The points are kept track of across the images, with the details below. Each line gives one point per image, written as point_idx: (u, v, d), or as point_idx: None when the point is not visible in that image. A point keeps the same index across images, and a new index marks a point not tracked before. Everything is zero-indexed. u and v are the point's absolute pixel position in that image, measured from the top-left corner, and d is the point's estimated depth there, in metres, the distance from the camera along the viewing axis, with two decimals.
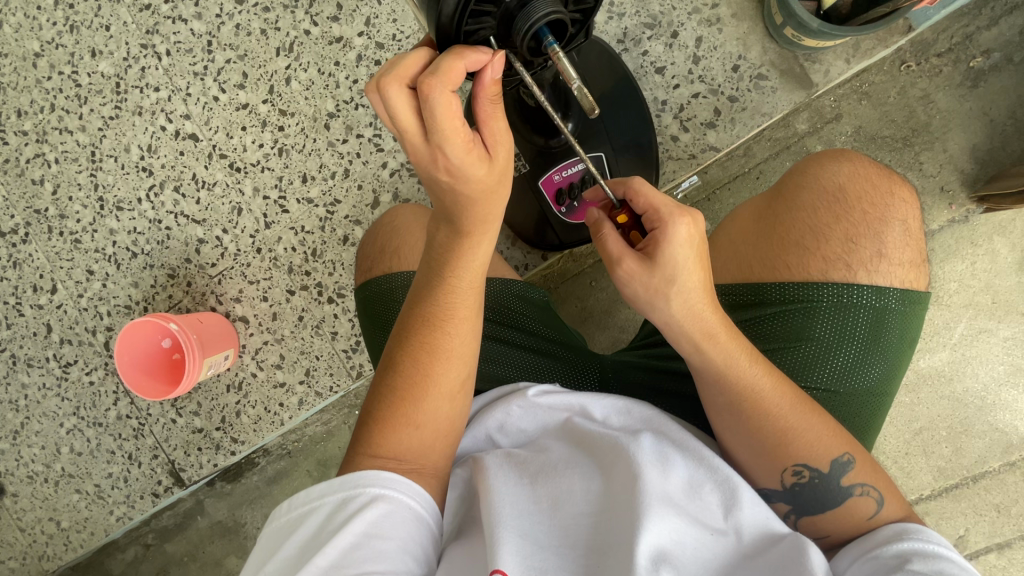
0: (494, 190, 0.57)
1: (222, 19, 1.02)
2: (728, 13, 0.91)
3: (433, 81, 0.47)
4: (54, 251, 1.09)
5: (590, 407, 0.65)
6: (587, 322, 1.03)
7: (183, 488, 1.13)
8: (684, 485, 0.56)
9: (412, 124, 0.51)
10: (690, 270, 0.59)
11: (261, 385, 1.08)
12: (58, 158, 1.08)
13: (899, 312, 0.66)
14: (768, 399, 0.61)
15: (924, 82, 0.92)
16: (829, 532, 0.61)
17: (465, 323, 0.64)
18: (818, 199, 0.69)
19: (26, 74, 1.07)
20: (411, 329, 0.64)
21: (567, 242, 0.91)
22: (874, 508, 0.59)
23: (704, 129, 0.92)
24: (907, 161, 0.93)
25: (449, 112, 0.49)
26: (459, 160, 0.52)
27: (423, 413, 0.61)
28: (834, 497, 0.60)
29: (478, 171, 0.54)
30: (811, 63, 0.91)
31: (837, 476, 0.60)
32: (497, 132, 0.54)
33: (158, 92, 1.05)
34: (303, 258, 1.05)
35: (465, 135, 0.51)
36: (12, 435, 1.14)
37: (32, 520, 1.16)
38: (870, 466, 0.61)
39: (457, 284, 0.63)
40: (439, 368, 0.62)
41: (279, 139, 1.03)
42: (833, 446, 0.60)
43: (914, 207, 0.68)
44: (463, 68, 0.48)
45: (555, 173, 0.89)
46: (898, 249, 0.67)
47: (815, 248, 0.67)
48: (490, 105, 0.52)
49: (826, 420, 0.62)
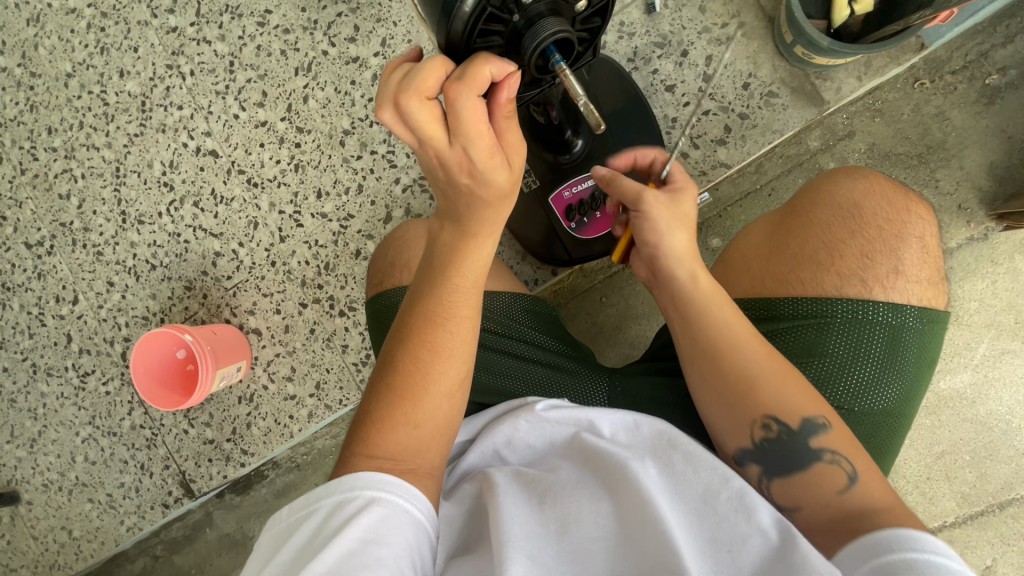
0: (509, 200, 0.59)
1: (244, 40, 1.05)
2: (737, 32, 0.91)
3: (460, 86, 0.48)
4: (77, 264, 1.13)
5: (598, 421, 0.63)
6: (597, 337, 1.02)
7: (192, 500, 1.14)
8: (698, 509, 0.55)
9: (437, 135, 0.52)
10: (680, 201, 0.67)
11: (271, 397, 1.09)
12: (84, 173, 1.12)
13: (916, 331, 0.65)
14: (747, 341, 0.61)
15: (939, 99, 0.91)
16: (802, 504, 0.58)
17: (465, 326, 0.64)
18: (833, 215, 0.68)
19: (58, 93, 1.12)
20: (411, 329, 0.64)
21: (575, 258, 0.92)
22: (846, 479, 0.56)
23: (714, 146, 0.91)
24: (922, 179, 0.92)
25: (477, 115, 0.50)
26: (482, 165, 0.53)
27: (422, 412, 0.61)
28: (803, 460, 0.58)
29: (500, 176, 0.55)
30: (822, 81, 0.90)
31: (807, 437, 0.58)
32: (513, 144, 0.56)
33: (181, 111, 1.08)
34: (315, 272, 1.06)
35: (489, 138, 0.52)
36: (30, 442, 1.18)
37: (45, 528, 1.19)
38: (848, 440, 0.58)
39: (459, 286, 0.63)
40: (438, 369, 0.62)
41: (296, 156, 1.06)
42: (808, 409, 0.59)
43: (932, 224, 0.68)
44: (489, 72, 0.49)
45: (564, 189, 0.89)
46: (915, 266, 0.66)
47: (830, 265, 0.66)
48: (505, 121, 0.55)
49: (802, 382, 0.60)
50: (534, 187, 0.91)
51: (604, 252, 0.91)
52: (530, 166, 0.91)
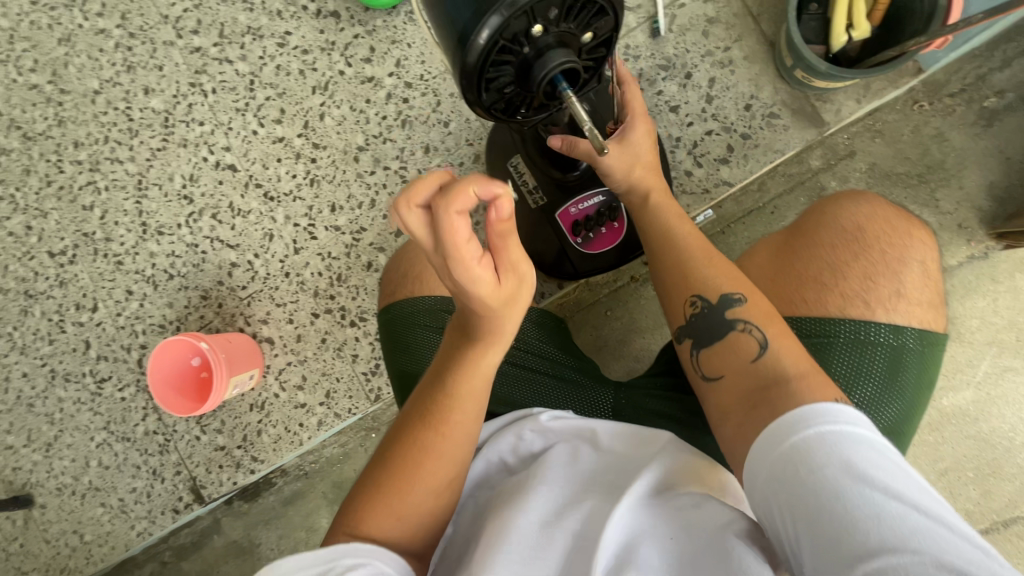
0: (504, 309, 0.58)
1: (264, 60, 1.10)
2: (740, 55, 0.93)
3: (442, 201, 0.49)
4: (98, 272, 1.17)
5: (601, 434, 0.67)
6: (602, 350, 1.04)
7: (202, 506, 1.16)
8: (687, 514, 0.56)
9: (425, 239, 0.53)
10: (631, 143, 0.77)
11: (282, 405, 1.11)
12: (108, 186, 1.17)
13: (916, 352, 0.66)
14: (687, 244, 0.73)
15: (937, 121, 0.93)
16: (722, 374, 0.64)
17: (461, 431, 0.62)
18: (836, 238, 0.70)
19: (85, 108, 1.17)
20: (410, 420, 0.63)
21: (581, 271, 0.94)
22: (758, 346, 0.63)
23: (717, 165, 0.93)
24: (923, 198, 0.93)
25: (456, 231, 0.50)
26: (462, 274, 0.53)
27: (408, 504, 0.59)
28: (718, 331, 0.66)
29: (484, 289, 0.54)
30: (821, 103, 0.92)
31: (723, 310, 0.66)
32: (511, 259, 0.55)
33: (202, 126, 1.12)
34: (328, 283, 1.09)
35: (472, 253, 0.52)
36: (46, 447, 1.21)
37: (57, 532, 1.21)
38: (765, 313, 0.64)
39: (460, 393, 0.62)
40: (427, 469, 0.60)
41: (311, 171, 1.09)
42: (728, 287, 0.67)
43: (933, 248, 0.70)
44: (473, 193, 0.49)
45: (571, 206, 0.91)
46: (917, 289, 0.67)
47: (833, 285, 0.68)
48: (501, 236, 0.54)
49: (726, 266, 0.69)
50: (541, 202, 0.93)
51: (607, 266, 0.94)
52: (537, 183, 0.92)
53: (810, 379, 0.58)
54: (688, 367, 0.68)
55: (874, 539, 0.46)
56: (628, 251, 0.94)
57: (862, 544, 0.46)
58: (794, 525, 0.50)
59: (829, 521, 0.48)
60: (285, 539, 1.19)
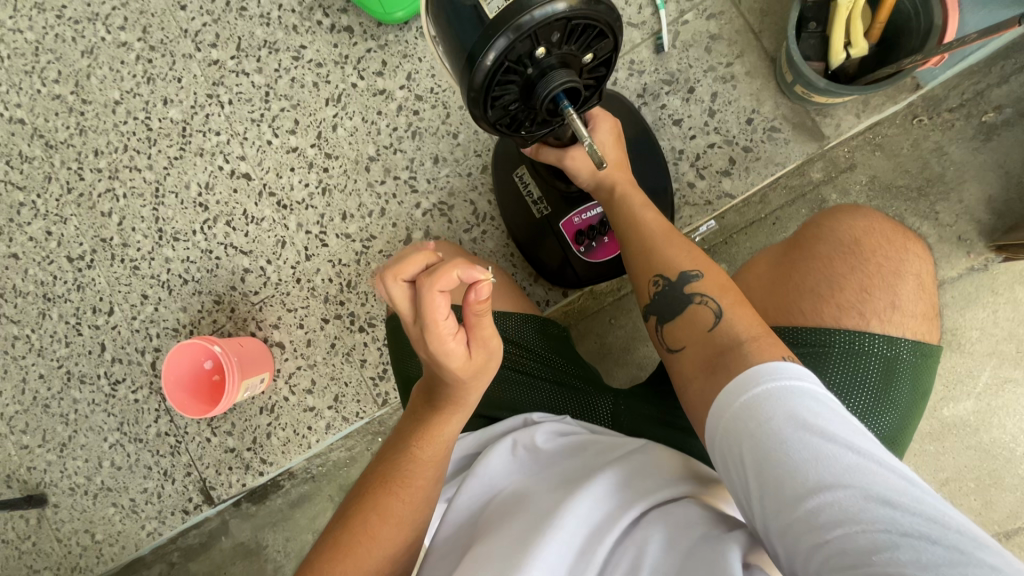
0: (469, 382, 0.61)
1: (279, 73, 1.13)
2: (742, 70, 0.95)
3: (426, 278, 0.53)
4: (115, 277, 1.21)
5: (598, 447, 0.69)
6: (606, 357, 1.06)
7: (212, 507, 1.18)
8: (676, 511, 0.57)
9: (408, 309, 0.57)
10: (598, 142, 0.77)
11: (292, 408, 1.14)
12: (126, 193, 1.20)
13: (910, 363, 0.68)
14: (649, 222, 0.72)
15: (937, 135, 0.95)
16: (685, 345, 0.62)
17: (421, 496, 0.63)
18: (833, 250, 0.71)
19: (106, 118, 1.21)
20: (372, 483, 0.63)
21: (583, 279, 0.96)
22: (714, 317, 0.61)
23: (719, 177, 0.95)
24: (922, 211, 0.95)
25: (435, 308, 0.54)
26: (436, 347, 0.56)
27: (366, 569, 0.58)
28: (678, 305, 0.64)
29: (454, 362, 0.58)
30: (822, 117, 0.94)
31: (683, 286, 0.65)
32: (483, 338, 0.58)
33: (218, 136, 1.16)
34: (338, 289, 1.11)
35: (446, 330, 0.56)
36: (60, 447, 1.24)
37: (69, 530, 1.24)
38: (722, 285, 0.63)
39: (420, 458, 0.64)
40: (383, 532, 0.60)
41: (323, 180, 1.12)
42: (687, 262, 0.66)
43: (927, 262, 0.72)
44: (456, 275, 0.53)
45: (575, 216, 0.93)
46: (911, 301, 0.69)
47: (829, 296, 0.69)
48: (474, 318, 0.57)
49: (687, 246, 0.68)
50: (546, 211, 0.95)
51: (610, 275, 0.96)
52: (542, 194, 0.94)
53: (765, 341, 0.56)
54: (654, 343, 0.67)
55: (815, 483, 0.46)
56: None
57: (804, 490, 0.46)
58: (743, 476, 0.50)
59: (774, 471, 0.47)
60: (291, 541, 1.21)
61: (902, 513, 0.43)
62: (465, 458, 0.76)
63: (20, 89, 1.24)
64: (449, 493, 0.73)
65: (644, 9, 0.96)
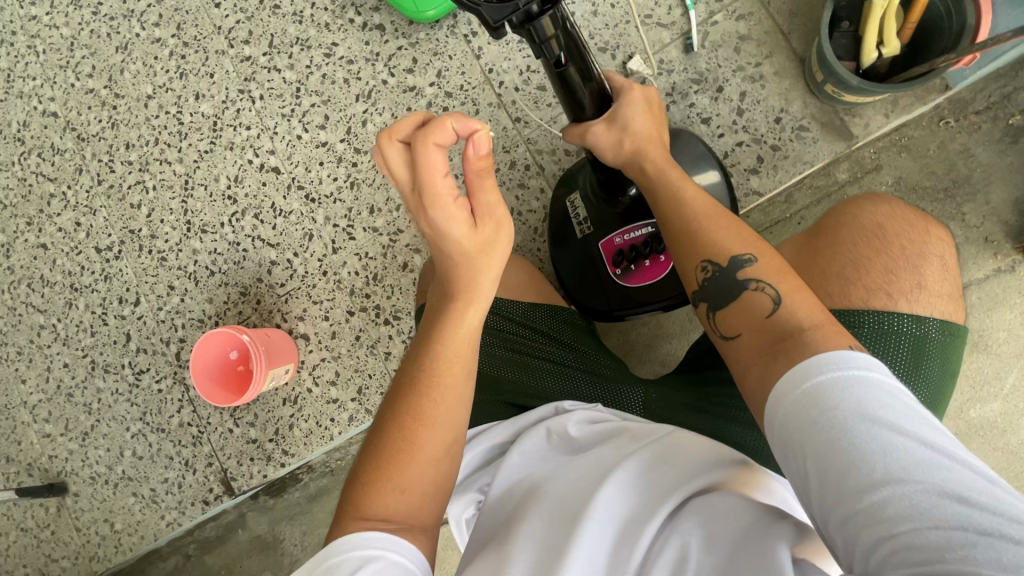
0: (477, 255, 0.64)
1: (311, 69, 1.15)
2: (771, 70, 0.96)
3: (420, 135, 0.59)
4: (142, 267, 1.22)
5: (632, 432, 0.69)
6: (629, 353, 1.06)
7: (232, 498, 1.19)
8: (717, 500, 0.56)
9: (404, 169, 0.63)
10: (621, 117, 0.71)
11: (315, 400, 1.14)
12: (156, 185, 1.22)
13: (940, 341, 0.67)
14: (691, 203, 0.67)
15: (964, 137, 0.95)
16: (740, 332, 0.59)
17: (448, 386, 0.63)
18: (858, 235, 0.72)
19: (138, 112, 1.23)
20: (401, 396, 0.63)
21: (621, 309, 0.91)
22: (771, 302, 0.57)
23: (748, 175, 0.96)
24: (949, 212, 0.95)
25: (431, 160, 0.59)
26: (433, 204, 0.61)
27: (408, 477, 0.59)
28: (730, 293, 0.60)
29: (453, 222, 0.62)
30: (850, 117, 0.95)
31: (734, 271, 0.60)
32: (486, 199, 0.63)
33: (249, 130, 1.18)
34: (364, 282, 1.13)
35: (443, 184, 0.60)
36: (83, 436, 1.25)
37: (89, 520, 1.25)
38: (777, 268, 0.59)
39: (445, 346, 0.64)
40: (425, 435, 0.61)
41: (352, 174, 1.14)
42: (737, 246, 0.62)
43: (949, 245, 0.72)
44: (450, 126, 0.59)
45: (616, 235, 0.90)
46: (938, 282, 0.69)
47: (857, 279, 0.69)
48: (478, 177, 0.62)
49: (735, 227, 0.64)
50: (586, 228, 0.92)
51: (650, 304, 0.89)
52: (587, 214, 0.92)
53: (827, 329, 0.53)
54: (706, 330, 0.64)
55: (883, 475, 0.43)
56: (672, 290, 0.88)
57: (868, 481, 0.44)
58: (799, 466, 0.48)
59: (835, 460, 0.45)
60: (309, 534, 1.21)
61: (979, 512, 0.40)
62: (496, 448, 0.75)
63: (54, 84, 1.27)
64: (481, 482, 0.72)
65: (674, 10, 0.98)
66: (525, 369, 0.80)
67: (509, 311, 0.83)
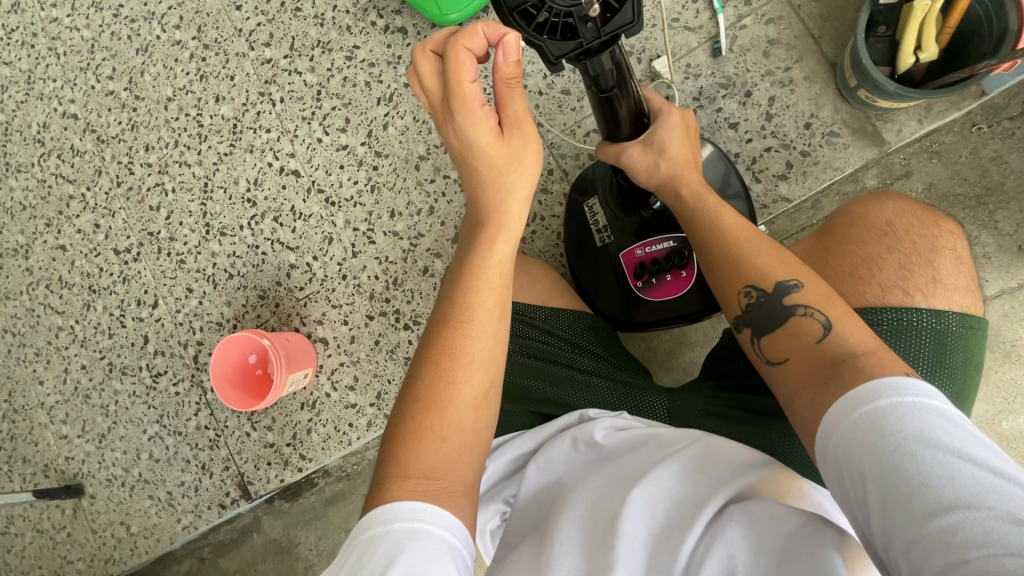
0: (505, 168, 0.62)
1: (332, 72, 1.15)
2: (800, 75, 0.95)
3: (452, 42, 0.59)
4: (160, 270, 1.22)
5: (662, 438, 0.67)
6: (652, 360, 1.05)
7: (248, 502, 1.18)
8: (758, 508, 0.54)
9: (436, 86, 0.62)
10: (659, 139, 0.71)
11: (333, 405, 1.14)
12: (175, 188, 1.22)
13: (960, 336, 0.62)
14: (730, 223, 0.65)
15: (997, 143, 0.93)
16: (787, 357, 0.58)
17: (483, 319, 0.62)
18: (866, 233, 0.66)
19: (158, 114, 1.23)
20: (435, 334, 0.63)
21: (639, 319, 0.89)
22: (821, 328, 0.56)
23: (776, 181, 0.95)
24: (981, 219, 0.93)
25: (461, 65, 0.59)
26: (463, 115, 0.60)
27: (448, 425, 0.58)
28: (777, 318, 0.59)
29: (481, 132, 0.61)
30: (882, 123, 0.93)
31: (781, 296, 0.59)
32: (515, 110, 0.61)
33: (269, 133, 1.17)
34: (384, 286, 1.12)
35: (475, 94, 0.60)
36: (99, 438, 1.25)
37: (104, 522, 1.24)
38: (825, 292, 0.58)
39: (477, 280, 0.63)
40: (462, 373, 0.60)
41: (372, 178, 1.13)
42: (781, 270, 0.60)
43: (962, 237, 0.66)
44: (482, 32, 0.59)
45: (638, 247, 0.88)
46: (953, 276, 0.63)
47: (869, 276, 0.64)
48: (506, 88, 0.61)
49: (779, 250, 0.62)
50: (607, 239, 0.91)
51: (671, 317, 0.88)
52: (607, 222, 0.91)
53: (882, 355, 0.52)
54: (750, 355, 0.62)
55: (951, 502, 0.41)
56: (695, 304, 0.86)
57: (934, 506, 0.42)
58: (859, 488, 0.46)
59: (899, 485, 0.44)
60: (324, 540, 1.19)
61: None
62: (521, 458, 0.74)
63: (74, 85, 1.27)
64: (507, 493, 0.70)
65: (702, 13, 0.97)
66: (551, 377, 0.78)
67: (534, 317, 0.82)
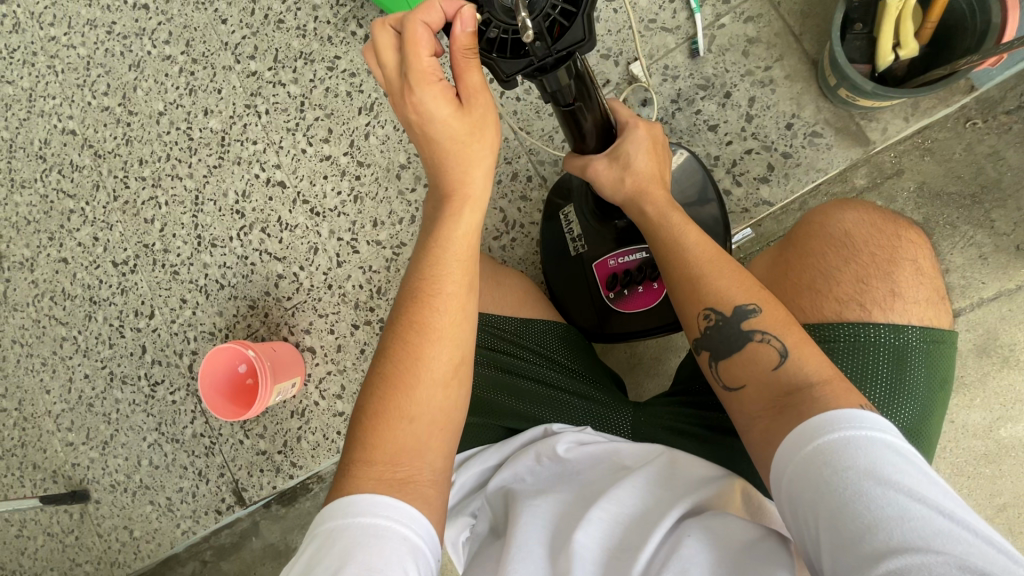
0: (467, 140, 0.59)
1: (315, 83, 1.15)
2: (781, 74, 0.92)
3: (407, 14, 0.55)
4: (156, 281, 1.25)
5: (627, 453, 0.66)
6: (635, 368, 1.03)
7: (243, 508, 1.20)
8: (713, 522, 0.54)
9: (393, 60, 0.58)
10: (625, 155, 0.70)
11: (321, 413, 1.15)
12: (168, 201, 1.24)
13: (921, 351, 0.60)
14: (691, 241, 0.64)
15: (993, 138, 0.89)
16: (745, 384, 0.56)
17: (449, 301, 0.60)
18: (825, 246, 0.63)
19: (150, 129, 1.26)
20: (401, 314, 0.61)
21: (611, 330, 0.89)
22: (777, 356, 0.54)
23: (757, 184, 0.92)
24: (976, 219, 0.90)
25: (417, 39, 0.55)
26: (421, 91, 0.57)
27: (415, 405, 0.58)
28: (734, 344, 0.57)
29: (440, 106, 0.57)
30: (867, 122, 0.90)
31: (738, 322, 0.57)
32: (473, 83, 0.57)
33: (255, 145, 1.19)
34: (368, 295, 1.13)
35: (432, 69, 0.56)
36: (102, 445, 1.29)
37: (109, 526, 1.28)
38: (783, 318, 0.56)
39: (443, 262, 0.61)
40: (429, 354, 0.59)
41: (355, 187, 1.14)
42: (741, 294, 0.58)
43: (925, 247, 0.64)
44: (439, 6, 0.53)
45: (610, 258, 0.88)
46: (914, 288, 0.61)
47: (827, 290, 0.62)
48: (464, 59, 0.54)
49: (740, 273, 0.60)
50: (581, 248, 0.90)
51: (645, 329, 0.87)
52: (581, 231, 0.90)
53: (835, 386, 0.50)
54: (708, 377, 0.61)
55: (899, 542, 0.40)
56: (666, 315, 0.86)
57: (883, 548, 0.40)
58: (812, 523, 0.45)
59: (848, 523, 0.42)
60: None
61: None
62: (488, 473, 0.74)
63: (72, 102, 1.30)
64: (473, 507, 0.69)
65: (679, 13, 0.94)
66: (517, 392, 0.76)
67: (503, 329, 0.81)
